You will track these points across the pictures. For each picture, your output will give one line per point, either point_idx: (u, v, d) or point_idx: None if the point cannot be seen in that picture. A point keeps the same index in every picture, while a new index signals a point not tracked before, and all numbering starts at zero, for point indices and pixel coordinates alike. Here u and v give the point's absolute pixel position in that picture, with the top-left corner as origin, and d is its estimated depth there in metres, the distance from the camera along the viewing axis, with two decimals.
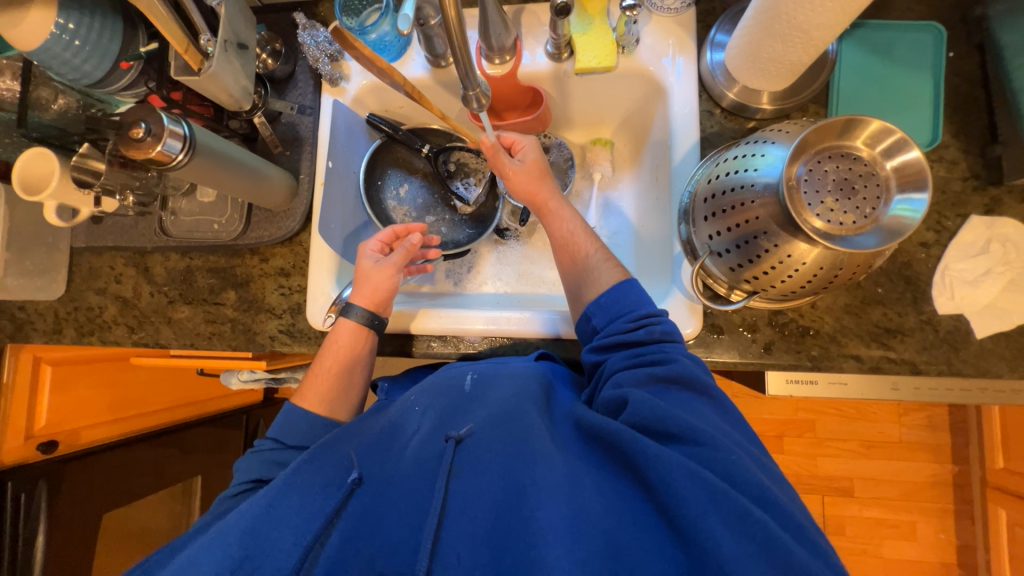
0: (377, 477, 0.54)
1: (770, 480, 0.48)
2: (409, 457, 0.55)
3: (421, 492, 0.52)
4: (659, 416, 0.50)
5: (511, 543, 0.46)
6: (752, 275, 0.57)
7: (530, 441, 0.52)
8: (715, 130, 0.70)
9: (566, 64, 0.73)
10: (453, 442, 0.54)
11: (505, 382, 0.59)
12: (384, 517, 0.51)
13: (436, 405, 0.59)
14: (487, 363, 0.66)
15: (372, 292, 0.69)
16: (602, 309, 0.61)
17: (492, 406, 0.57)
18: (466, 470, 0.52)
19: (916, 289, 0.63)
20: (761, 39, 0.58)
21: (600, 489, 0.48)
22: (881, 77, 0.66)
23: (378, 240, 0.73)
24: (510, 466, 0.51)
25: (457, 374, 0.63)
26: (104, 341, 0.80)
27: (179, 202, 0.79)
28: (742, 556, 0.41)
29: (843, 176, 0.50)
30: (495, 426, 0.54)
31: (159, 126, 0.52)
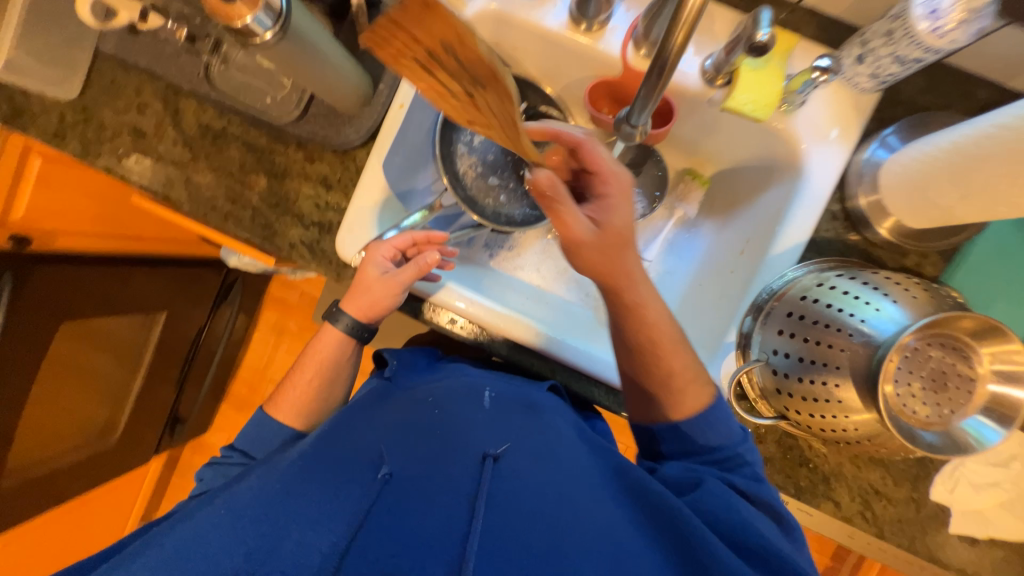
0: (400, 479, 0.57)
1: None
2: (430, 463, 0.58)
3: (447, 493, 0.55)
4: (653, 491, 0.55)
5: (542, 554, 0.51)
6: (794, 406, 0.56)
7: (544, 476, 0.58)
8: (828, 237, 0.64)
9: (716, 92, 0.63)
10: (489, 456, 0.58)
11: (517, 404, 0.67)
12: (413, 508, 0.54)
13: (455, 410, 0.65)
14: (503, 380, 0.71)
15: (369, 306, 0.67)
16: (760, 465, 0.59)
17: (514, 429, 0.63)
18: (495, 491, 0.55)
19: (921, 469, 0.63)
20: (938, 179, 0.52)
21: (620, 531, 0.53)
22: (1015, 259, 0.60)
23: (392, 245, 0.66)
24: (541, 502, 0.55)
25: (477, 384, 0.69)
26: (109, 171, 0.72)
27: (233, 52, 0.68)
28: None
29: (942, 369, 0.47)
30: (526, 454, 0.60)
31: None
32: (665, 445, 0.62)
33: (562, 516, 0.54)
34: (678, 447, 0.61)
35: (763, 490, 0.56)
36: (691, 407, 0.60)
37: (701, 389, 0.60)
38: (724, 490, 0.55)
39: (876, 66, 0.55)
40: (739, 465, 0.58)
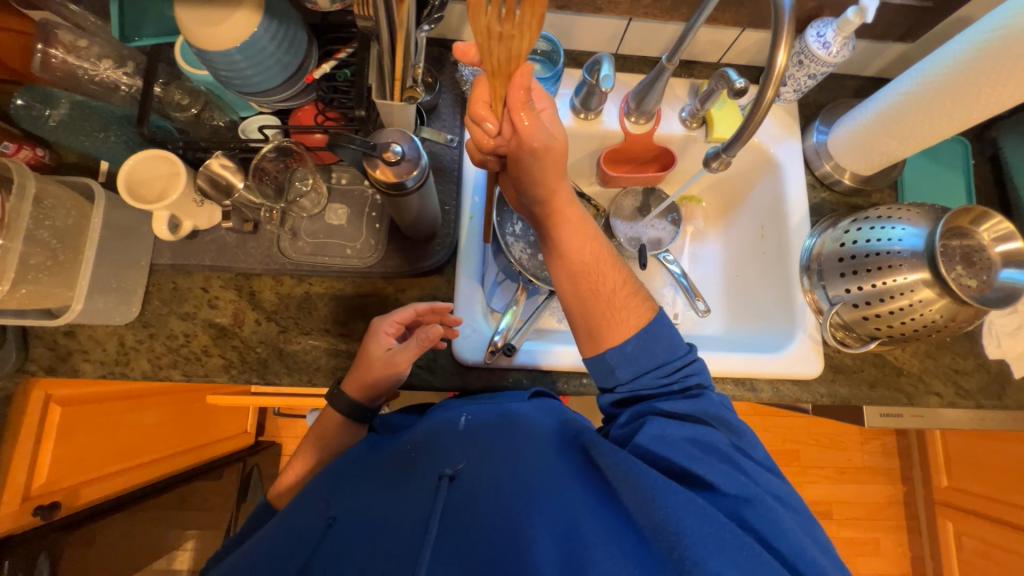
0: (352, 520, 0.53)
1: (780, 505, 0.52)
2: (405, 501, 0.54)
3: (405, 529, 0.51)
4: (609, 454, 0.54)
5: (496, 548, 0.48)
6: (882, 324, 0.69)
7: (521, 476, 0.55)
8: (817, 202, 0.84)
9: (697, 132, 0.83)
10: (446, 478, 0.54)
11: (495, 423, 0.62)
12: (363, 546, 0.50)
13: (436, 443, 0.60)
14: (480, 405, 0.66)
15: (367, 383, 0.65)
16: (627, 359, 0.60)
17: (495, 443, 0.59)
18: (461, 504, 0.52)
19: (973, 340, 0.78)
20: (876, 136, 0.73)
21: (585, 514, 0.52)
22: (932, 172, 0.84)
23: (395, 321, 0.66)
24: (481, 499, 0.53)
25: (453, 417, 0.64)
26: (189, 376, 0.68)
27: (300, 222, 0.72)
28: (696, 531, 0.46)
29: (965, 250, 0.65)
30: (484, 460, 0.57)
31: (413, 151, 0.52)
32: (620, 371, 0.60)
33: (523, 513, 0.51)
34: (641, 381, 0.60)
35: (704, 410, 0.58)
36: (632, 324, 0.61)
37: (638, 306, 0.62)
38: (667, 423, 0.56)
39: (797, 84, 0.78)
40: (688, 378, 0.60)
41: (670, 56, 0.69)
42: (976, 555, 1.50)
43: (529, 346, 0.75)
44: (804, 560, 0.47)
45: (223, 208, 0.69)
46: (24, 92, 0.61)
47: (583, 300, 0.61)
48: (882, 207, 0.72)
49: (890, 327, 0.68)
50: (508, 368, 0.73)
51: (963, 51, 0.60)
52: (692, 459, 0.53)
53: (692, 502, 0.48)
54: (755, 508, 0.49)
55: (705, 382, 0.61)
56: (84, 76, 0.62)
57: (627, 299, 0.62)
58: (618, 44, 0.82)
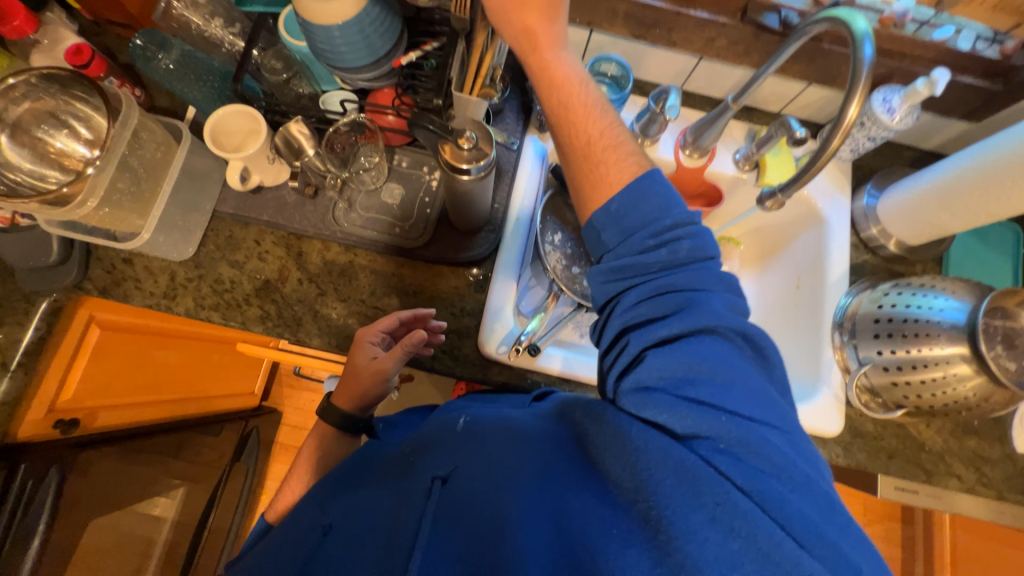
0: (341, 527, 0.52)
1: (813, 472, 0.43)
2: (393, 509, 0.51)
3: (391, 535, 0.47)
4: (598, 422, 0.49)
5: (483, 555, 0.43)
6: (913, 393, 0.67)
7: (512, 464, 0.51)
8: (858, 262, 0.84)
9: (748, 175, 0.84)
10: (439, 480, 0.50)
11: (495, 421, 0.57)
12: (359, 551, 0.48)
13: (433, 443, 0.57)
14: (485, 410, 0.61)
15: (356, 392, 0.69)
16: (613, 219, 0.53)
17: (488, 436, 0.55)
18: (450, 510, 0.48)
19: (1002, 428, 0.76)
20: (928, 205, 0.74)
21: (580, 507, 0.46)
22: (978, 253, 0.84)
23: (379, 329, 0.68)
24: (472, 505, 0.48)
25: (454, 419, 0.60)
26: (227, 320, 0.71)
27: (357, 195, 0.76)
28: (701, 529, 0.39)
29: (1008, 332, 0.64)
30: (476, 458, 0.52)
31: (484, 142, 0.54)
32: (606, 236, 0.53)
33: (511, 508, 0.47)
34: (626, 246, 0.52)
35: (702, 321, 0.47)
36: (621, 181, 0.54)
37: (624, 160, 0.55)
38: (672, 360, 0.47)
39: (855, 144, 0.79)
40: (681, 246, 0.50)
41: (736, 96, 0.71)
42: None
43: (552, 354, 0.76)
44: (814, 526, 0.39)
45: (291, 170, 0.74)
46: (144, 35, 0.68)
47: (564, 149, 0.58)
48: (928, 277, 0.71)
49: (921, 397, 0.67)
50: (529, 369, 0.75)
51: None
52: (708, 418, 0.44)
53: (694, 486, 0.41)
54: (762, 445, 0.42)
55: (708, 285, 0.49)
56: (197, 32, 0.69)
57: (612, 154, 0.55)
58: (685, 79, 0.85)
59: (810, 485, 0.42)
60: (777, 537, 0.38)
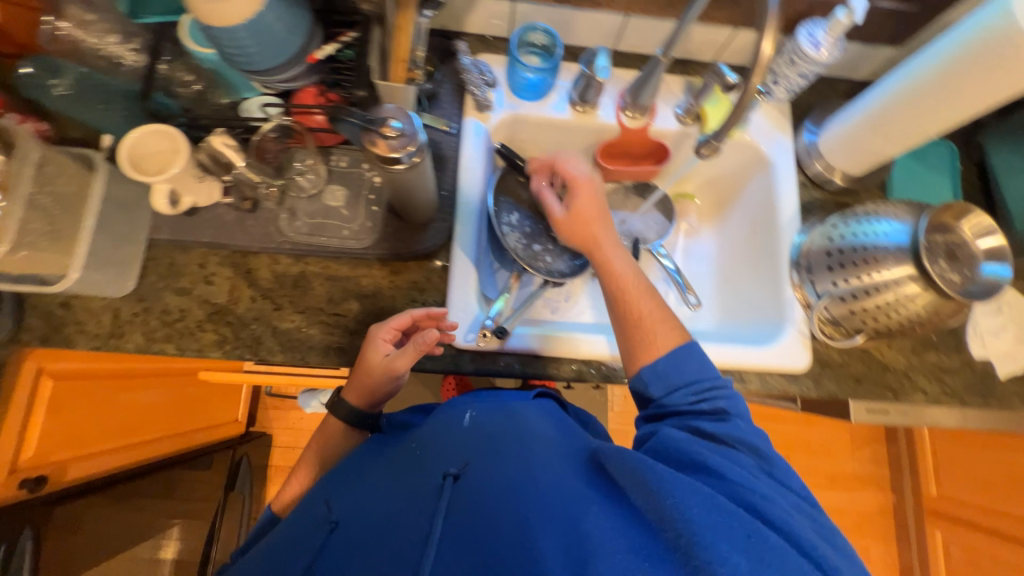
0: (349, 521, 0.55)
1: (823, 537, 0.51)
2: (408, 498, 0.55)
3: (408, 529, 0.51)
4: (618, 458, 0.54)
5: (504, 555, 0.47)
6: (870, 318, 0.70)
7: (531, 471, 0.55)
8: (807, 199, 0.85)
9: (691, 128, 0.84)
10: (450, 477, 0.55)
11: (504, 421, 0.63)
12: (373, 549, 0.50)
13: (441, 441, 0.61)
14: (489, 404, 0.68)
15: (366, 390, 0.68)
16: (659, 375, 0.64)
17: (499, 441, 0.60)
18: (462, 503, 0.52)
19: (958, 338, 0.80)
20: (866, 134, 0.75)
21: (596, 513, 0.50)
22: (919, 173, 0.86)
23: (391, 328, 0.67)
24: (494, 501, 0.52)
25: (458, 413, 0.66)
26: (182, 350, 0.68)
27: (299, 202, 0.73)
28: (726, 542, 0.45)
29: (950, 246, 0.66)
30: (491, 458, 0.57)
31: (410, 128, 0.52)
32: (654, 389, 0.64)
33: (531, 511, 0.50)
34: (671, 398, 0.63)
35: (725, 428, 0.59)
36: (666, 345, 0.66)
37: (672, 329, 0.67)
38: (686, 440, 0.57)
39: (790, 84, 0.80)
40: (717, 398, 0.62)
41: (665, 49, 0.70)
42: (962, 565, 1.50)
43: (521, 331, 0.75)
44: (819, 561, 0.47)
45: (223, 185, 0.70)
46: (34, 63, 0.63)
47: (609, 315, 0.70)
48: (874, 205, 0.73)
49: (878, 321, 0.69)
50: (500, 352, 0.74)
51: (948, 52, 0.62)
52: (721, 471, 0.54)
53: (714, 501, 0.48)
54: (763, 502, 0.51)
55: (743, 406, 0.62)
56: (92, 52, 0.64)
57: (658, 324, 0.67)
58: (616, 40, 0.84)
59: (823, 541, 0.50)
60: (791, 563, 0.45)
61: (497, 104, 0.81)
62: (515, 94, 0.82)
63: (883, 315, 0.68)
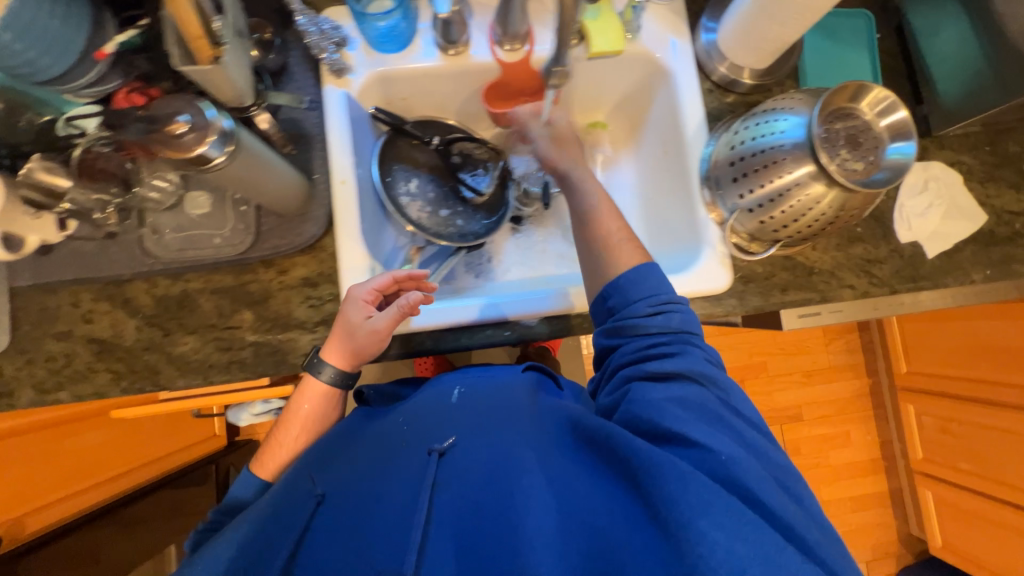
0: (338, 494, 0.58)
1: (805, 512, 0.50)
2: (399, 478, 0.57)
3: (399, 510, 0.54)
4: (599, 430, 0.54)
5: (494, 543, 0.50)
6: (780, 225, 0.66)
7: (517, 451, 0.57)
8: (714, 106, 0.79)
9: (578, 49, 0.75)
10: (436, 452, 0.57)
11: (490, 396, 0.66)
12: (364, 530, 0.54)
13: (430, 416, 0.63)
14: (474, 377, 0.71)
15: (347, 354, 0.65)
16: (620, 290, 0.61)
17: (481, 415, 0.62)
18: (449, 480, 0.56)
19: (884, 225, 0.76)
20: (759, 21, 0.67)
21: (582, 495, 0.52)
22: (833, 53, 0.79)
23: (373, 288, 0.64)
24: (484, 479, 0.55)
25: (445, 390, 0.68)
26: (79, 395, 0.66)
27: (162, 217, 0.67)
28: (708, 525, 0.44)
29: (851, 133, 0.61)
30: (480, 436, 0.59)
31: (205, 120, 0.45)
32: (614, 303, 0.62)
33: (518, 490, 0.53)
34: (631, 311, 0.60)
35: (700, 376, 0.56)
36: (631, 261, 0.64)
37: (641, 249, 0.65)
38: (652, 388, 0.56)
39: None
40: (673, 316, 0.59)
41: None
42: (935, 432, 1.57)
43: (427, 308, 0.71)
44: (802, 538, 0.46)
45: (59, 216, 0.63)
46: None
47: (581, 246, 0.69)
48: (775, 100, 0.67)
49: (788, 227, 0.66)
50: (411, 332, 0.71)
51: None
52: (707, 431, 0.52)
53: (691, 471, 0.47)
54: (738, 467, 0.49)
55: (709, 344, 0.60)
56: None
57: (629, 244, 0.65)
58: None
59: (800, 505, 0.50)
60: (783, 545, 0.43)
61: (356, 65, 0.73)
62: (374, 48, 0.73)
63: (792, 220, 0.64)
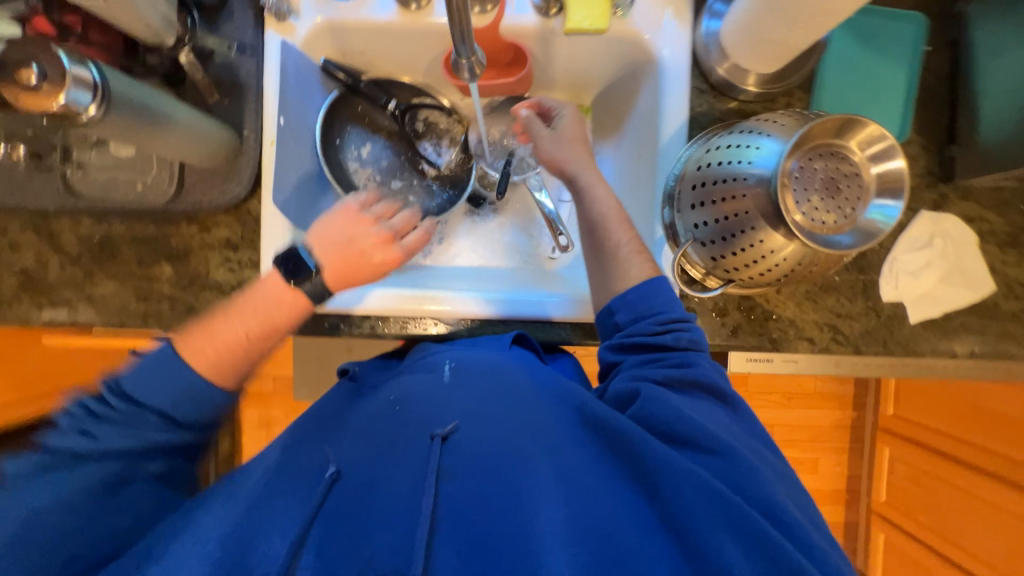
0: (354, 472, 0.52)
1: (812, 522, 0.48)
2: (398, 463, 0.51)
3: (404, 496, 0.48)
4: (617, 427, 0.49)
5: (504, 543, 0.45)
6: (732, 266, 0.58)
7: (527, 438, 0.51)
8: (704, 110, 0.68)
9: (554, 21, 0.66)
10: (439, 438, 0.51)
11: (485, 370, 0.58)
12: (362, 517, 0.48)
13: (420, 392, 0.57)
14: (463, 346, 0.64)
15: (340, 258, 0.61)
16: (627, 304, 0.59)
17: (480, 398, 0.55)
18: (457, 470, 0.49)
19: (867, 278, 0.67)
20: (763, 18, 0.55)
21: (597, 494, 0.47)
22: (862, 64, 0.67)
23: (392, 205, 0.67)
24: (496, 471, 0.49)
25: (436, 361, 0.61)
26: (3, 320, 0.67)
27: (86, 154, 0.65)
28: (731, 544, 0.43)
29: (831, 176, 0.52)
30: (485, 420, 0.53)
31: (56, 68, 0.42)
32: (620, 315, 0.60)
33: (531, 490, 0.47)
34: (636, 325, 0.58)
35: (707, 384, 0.54)
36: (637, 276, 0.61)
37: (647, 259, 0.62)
38: (665, 395, 0.52)
39: None
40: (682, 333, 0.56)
41: None
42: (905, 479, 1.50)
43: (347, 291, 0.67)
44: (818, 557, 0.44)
45: None
46: None
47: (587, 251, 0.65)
48: (756, 121, 0.57)
49: (742, 271, 0.58)
50: (323, 313, 0.67)
51: None
52: (732, 446, 0.49)
53: (716, 490, 0.45)
54: (762, 479, 0.47)
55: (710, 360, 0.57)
56: None
57: (635, 253, 0.62)
58: None
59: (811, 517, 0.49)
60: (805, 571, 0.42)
61: (301, 10, 0.66)
62: None
63: (746, 263, 0.57)
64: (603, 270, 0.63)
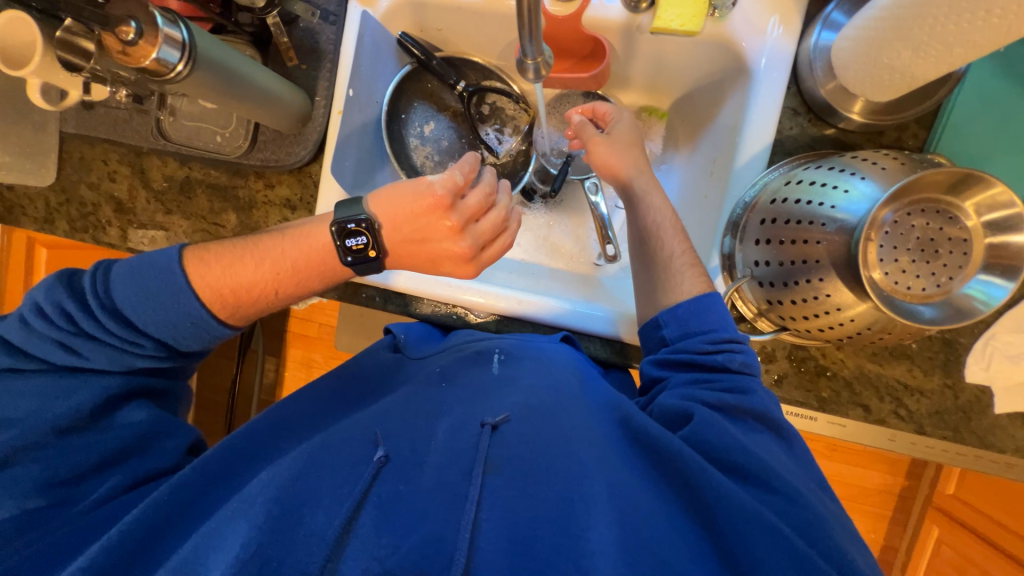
0: (404, 456, 0.51)
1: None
2: (444, 447, 0.51)
3: (450, 480, 0.48)
4: (663, 442, 0.47)
5: (554, 546, 0.43)
6: (789, 314, 0.53)
7: (574, 440, 0.50)
8: (793, 133, 0.61)
9: (643, 17, 0.62)
10: (489, 428, 0.51)
11: (536, 366, 0.57)
12: (411, 496, 0.48)
13: (468, 380, 0.58)
14: (517, 338, 0.64)
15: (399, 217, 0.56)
16: (678, 321, 0.56)
17: (528, 393, 0.55)
18: (504, 463, 0.49)
19: (951, 352, 0.59)
20: (886, 40, 0.47)
21: (647, 508, 0.46)
22: (1001, 105, 0.57)
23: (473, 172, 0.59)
24: (542, 471, 0.48)
25: (485, 350, 0.61)
26: (97, 241, 0.76)
27: (179, 102, 0.70)
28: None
29: (929, 237, 0.45)
30: (532, 416, 0.52)
31: (152, 26, 0.46)
32: (668, 332, 0.56)
33: (580, 496, 0.46)
34: (686, 343, 0.55)
35: (762, 416, 0.50)
36: (690, 290, 0.57)
37: (701, 274, 0.58)
38: (716, 421, 0.49)
39: None
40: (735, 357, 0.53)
41: None
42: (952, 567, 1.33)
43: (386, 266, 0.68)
44: None
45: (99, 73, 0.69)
46: None
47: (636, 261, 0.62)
48: (851, 158, 0.50)
49: (798, 321, 0.52)
50: (361, 284, 0.69)
51: None
52: (791, 486, 0.46)
53: (773, 525, 0.42)
54: (828, 525, 0.44)
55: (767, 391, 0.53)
56: None
57: (688, 266, 0.59)
58: None
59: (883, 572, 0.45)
60: None
61: None
62: None
63: (806, 315, 0.51)
64: (652, 283, 0.60)
